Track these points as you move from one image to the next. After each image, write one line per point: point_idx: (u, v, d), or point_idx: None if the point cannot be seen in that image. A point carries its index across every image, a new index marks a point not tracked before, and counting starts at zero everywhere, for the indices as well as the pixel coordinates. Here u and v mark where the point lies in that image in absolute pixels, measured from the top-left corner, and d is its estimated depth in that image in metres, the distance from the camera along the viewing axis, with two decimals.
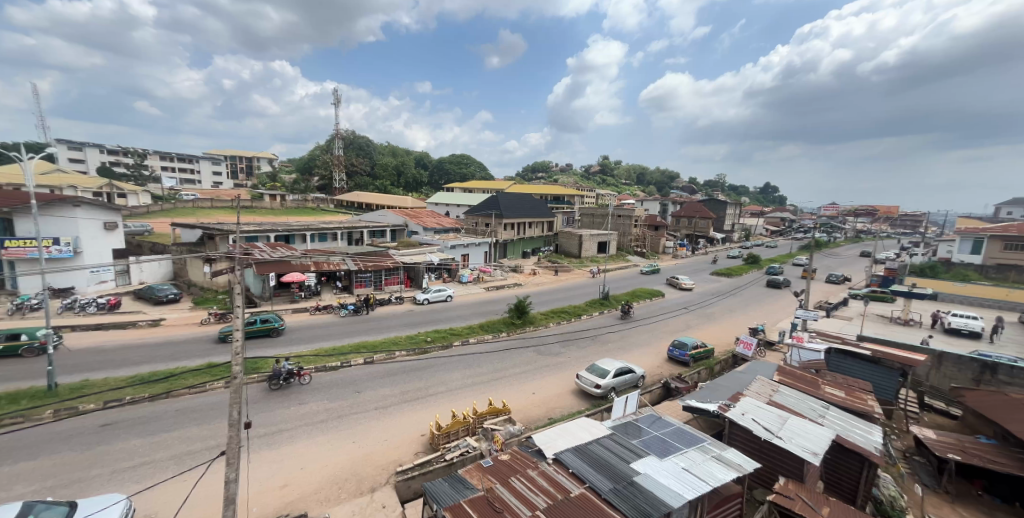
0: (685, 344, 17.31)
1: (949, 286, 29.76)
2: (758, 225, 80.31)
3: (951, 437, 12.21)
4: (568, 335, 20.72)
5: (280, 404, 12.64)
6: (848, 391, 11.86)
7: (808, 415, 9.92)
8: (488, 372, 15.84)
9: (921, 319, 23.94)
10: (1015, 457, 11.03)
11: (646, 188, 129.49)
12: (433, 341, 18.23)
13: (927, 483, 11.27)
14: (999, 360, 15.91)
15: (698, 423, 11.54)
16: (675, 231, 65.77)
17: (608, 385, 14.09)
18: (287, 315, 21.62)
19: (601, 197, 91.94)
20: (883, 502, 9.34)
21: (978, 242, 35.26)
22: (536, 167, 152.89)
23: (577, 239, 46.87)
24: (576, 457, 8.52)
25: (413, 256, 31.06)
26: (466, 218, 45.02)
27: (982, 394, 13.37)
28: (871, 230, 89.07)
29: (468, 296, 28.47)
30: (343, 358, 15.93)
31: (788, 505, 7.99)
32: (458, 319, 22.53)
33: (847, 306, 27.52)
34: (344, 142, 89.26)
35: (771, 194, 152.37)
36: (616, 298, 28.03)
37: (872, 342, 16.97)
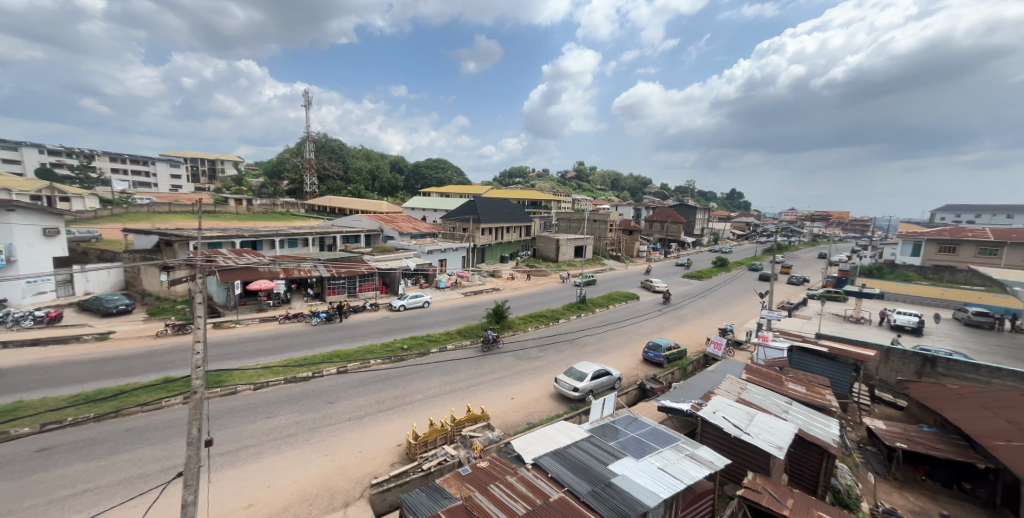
0: (659, 345, 17.80)
1: (894, 286, 31.93)
2: (725, 229, 83.84)
3: (898, 426, 13.11)
4: (546, 339, 20.86)
5: (245, 419, 12.00)
6: (808, 387, 12.52)
7: (773, 411, 10.38)
8: (466, 379, 15.66)
9: (871, 316, 25.69)
10: (954, 443, 12.00)
11: (621, 194, 132.68)
12: (410, 348, 17.86)
13: (878, 470, 12.04)
14: (938, 354, 17.22)
15: (672, 423, 11.84)
16: (648, 235, 67.81)
17: (586, 388, 14.25)
18: (253, 325, 20.62)
19: (578, 202, 93.72)
20: (841, 491, 9.89)
21: (917, 245, 38.25)
22: (513, 173, 153.99)
23: (554, 244, 47.37)
24: (555, 461, 8.56)
25: (389, 261, 30.43)
26: (443, 223, 44.77)
27: (925, 386, 14.48)
28: (826, 234, 94.81)
29: (445, 302, 28.08)
30: (315, 369, 15.38)
31: (757, 500, 8.32)
32: (435, 325, 22.22)
33: (806, 306, 29.15)
34: (315, 145, 86.82)
35: (737, 200, 159.63)
36: (592, 302, 28.48)
37: (830, 340, 18.00)
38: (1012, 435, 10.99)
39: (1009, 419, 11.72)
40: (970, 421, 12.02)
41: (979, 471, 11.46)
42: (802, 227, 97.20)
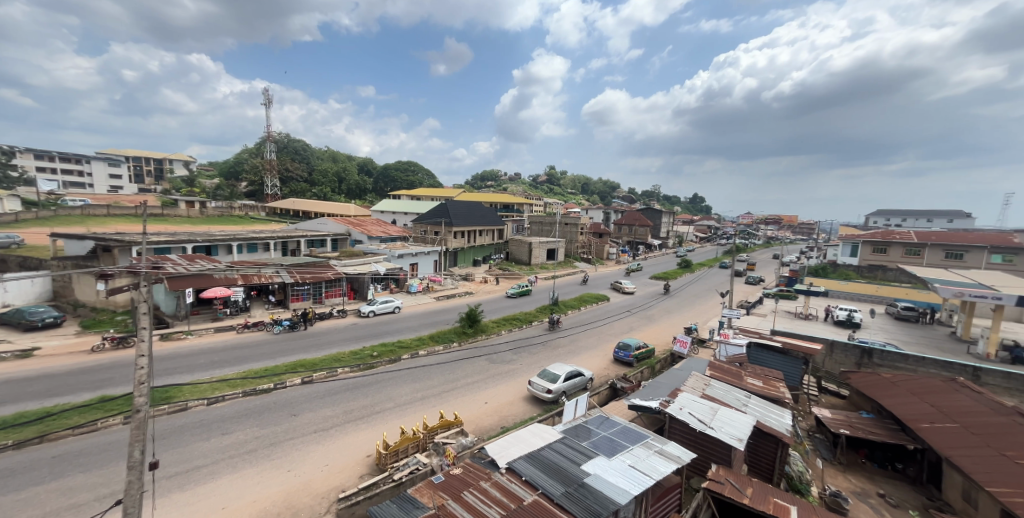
0: (629, 345, 18.32)
1: (837, 284, 34.58)
2: (689, 232, 87.61)
3: (842, 414, 14.22)
4: (519, 342, 20.90)
5: (197, 437, 11.16)
6: (764, 380, 13.31)
7: (734, 405, 10.95)
8: (439, 385, 15.39)
9: (818, 313, 27.78)
10: (889, 428, 13.24)
11: (590, 197, 135.23)
12: (379, 356, 17.32)
13: (826, 456, 12.99)
14: (874, 345, 18.86)
15: (642, 421, 12.18)
16: (618, 238, 69.86)
17: (559, 389, 14.42)
18: (207, 335, 19.28)
19: (550, 206, 95.26)
20: (794, 477, 10.58)
21: (855, 246, 41.99)
22: (485, 176, 153.85)
23: (527, 247, 47.60)
24: (529, 464, 8.58)
25: (357, 266, 29.41)
26: (414, 227, 43.97)
27: (864, 376, 15.82)
28: (779, 236, 101.31)
29: (416, 307, 27.48)
30: (277, 379, 14.58)
31: (720, 491, 8.72)
32: (407, 331, 21.70)
33: (762, 304, 31.05)
34: (277, 145, 82.96)
35: (699, 204, 167.33)
36: (564, 304, 28.87)
37: (783, 336, 19.28)
38: (935, 417, 12.48)
39: (933, 403, 13.18)
40: (902, 408, 13.32)
41: (910, 452, 12.71)
42: (757, 230, 103.49)
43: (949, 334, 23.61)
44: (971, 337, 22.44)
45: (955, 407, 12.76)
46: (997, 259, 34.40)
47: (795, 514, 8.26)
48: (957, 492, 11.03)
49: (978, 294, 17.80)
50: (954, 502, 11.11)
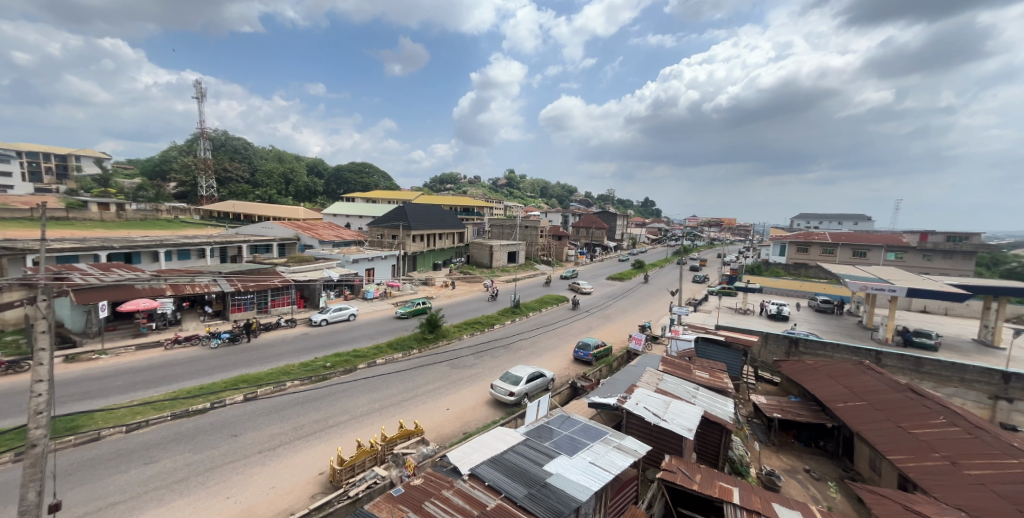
0: (588, 345, 18.85)
1: (770, 281, 38.15)
2: (642, 234, 92.02)
3: (775, 399, 15.62)
4: (481, 345, 20.75)
5: (112, 470, 9.82)
6: (710, 373, 14.26)
7: (684, 397, 11.64)
8: (398, 393, 14.86)
9: (755, 308, 30.39)
10: (812, 410, 14.81)
11: (548, 201, 137.64)
12: (333, 366, 16.41)
13: (762, 438, 14.21)
14: (800, 335, 20.98)
15: (601, 418, 12.56)
16: (576, 240, 71.75)
17: (522, 391, 14.51)
18: (128, 354, 17.06)
19: (510, 209, 95.84)
20: (736, 461, 11.43)
21: (783, 247, 46.48)
22: (444, 179, 151.84)
23: (487, 250, 47.28)
24: (492, 468, 8.52)
25: (308, 272, 27.64)
26: (370, 230, 42.22)
27: (792, 363, 17.54)
28: (719, 237, 109.55)
29: (372, 313, 26.31)
30: (213, 398, 13.29)
31: (672, 479, 9.20)
32: (363, 339, 20.73)
33: (708, 301, 33.37)
34: (211, 143, 76.07)
35: (649, 208, 176.54)
36: (526, 306, 29.07)
37: (725, 330, 20.84)
38: (848, 397, 14.23)
39: (846, 385, 14.99)
40: (822, 391, 14.98)
41: (829, 430, 14.29)
42: (701, 232, 111.03)
43: (857, 323, 26.82)
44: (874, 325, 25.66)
45: (863, 387, 14.62)
46: (891, 257, 40.17)
47: (738, 495, 8.93)
48: (865, 462, 12.63)
49: (878, 287, 20.49)
50: (863, 471, 12.70)
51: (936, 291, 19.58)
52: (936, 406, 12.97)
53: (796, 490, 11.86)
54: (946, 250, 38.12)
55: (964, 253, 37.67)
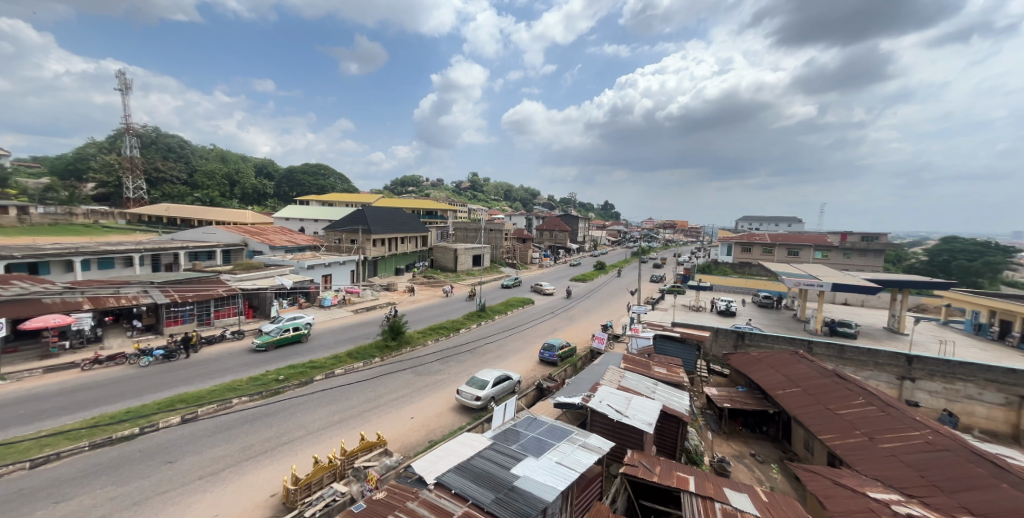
0: (553, 345, 19.17)
1: (719, 279, 40.83)
2: (602, 236, 94.94)
3: (726, 391, 16.73)
4: (446, 351, 20.50)
5: (15, 513, 8.53)
6: (667, 368, 14.98)
7: (644, 392, 12.12)
8: (358, 405, 14.46)
9: (707, 304, 32.36)
10: (755, 399, 16.04)
11: (512, 205, 138.19)
12: (286, 380, 15.56)
13: (713, 428, 15.15)
14: (745, 329, 22.59)
15: (566, 417, 12.79)
16: (540, 242, 72.54)
17: (488, 395, 14.57)
18: (37, 377, 14.98)
19: (474, 212, 95.21)
20: (691, 451, 12.07)
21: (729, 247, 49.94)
22: (406, 182, 148.33)
23: (452, 253, 46.53)
24: (458, 475, 8.34)
25: (258, 280, 25.76)
26: (326, 234, 40.18)
27: (740, 356, 18.87)
28: (673, 239, 115.57)
29: (330, 322, 25.06)
30: (143, 421, 12.02)
31: (635, 473, 9.52)
32: (319, 349, 19.79)
33: (665, 300, 35.10)
34: (140, 140, 69.10)
35: (610, 212, 182.54)
36: (492, 309, 28.95)
37: (681, 327, 22.01)
38: (785, 385, 15.59)
39: (784, 373, 16.40)
40: (765, 380, 16.30)
41: (771, 416, 15.52)
42: (656, 234, 116.46)
43: (793, 316, 29.43)
44: (806, 317, 28.29)
45: (798, 374, 16.06)
46: (819, 255, 44.58)
47: (695, 484, 9.42)
48: (801, 443, 13.91)
49: (809, 283, 22.62)
50: (799, 451, 13.99)
51: (855, 286, 21.95)
52: (856, 388, 14.50)
53: (743, 474, 12.75)
54: (862, 249, 42.91)
55: (875, 251, 42.57)
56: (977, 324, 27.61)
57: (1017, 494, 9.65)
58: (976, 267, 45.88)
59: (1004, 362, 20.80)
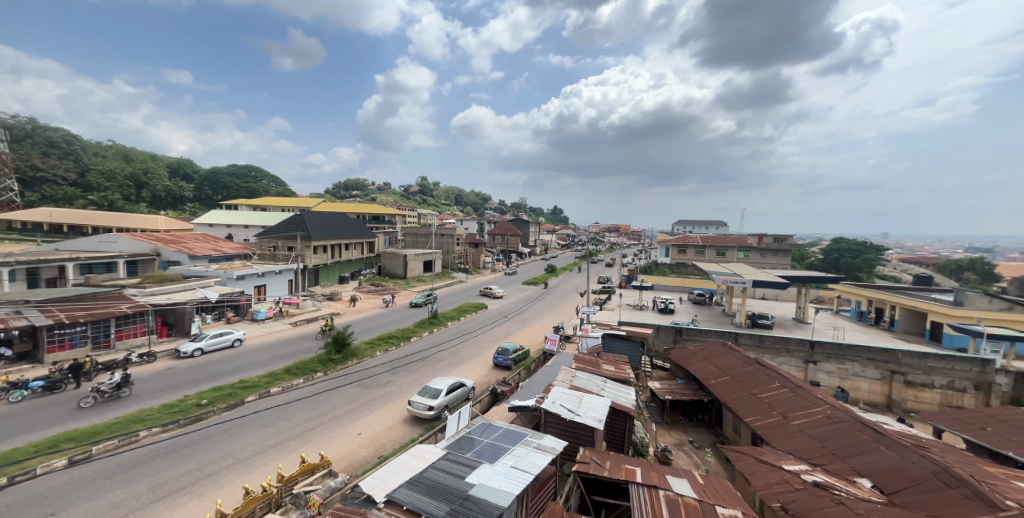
0: (507, 349, 19.33)
1: (658, 278, 43.67)
2: (552, 240, 97.29)
3: (668, 384, 18.00)
4: (396, 361, 19.87)
5: None
6: (615, 365, 15.69)
7: (595, 390, 12.60)
8: (298, 425, 13.55)
9: (649, 304, 34.47)
10: (692, 389, 17.43)
11: (464, 208, 136.49)
12: (210, 404, 14.04)
13: (656, 420, 16.22)
14: (683, 325, 24.32)
15: (521, 420, 12.94)
16: (492, 247, 72.42)
17: (441, 404, 14.37)
18: None
19: (424, 217, 93.00)
20: (638, 443, 12.75)
21: (666, 248, 53.54)
22: (348, 185, 141.05)
23: (401, 260, 44.65)
24: (410, 490, 8.00)
25: (175, 293, 22.97)
26: (259, 242, 36.93)
27: (680, 350, 20.37)
28: (617, 243, 121.29)
29: (264, 337, 23.04)
30: (19, 467, 10.15)
31: (587, 470, 9.82)
32: (253, 367, 18.22)
33: (612, 300, 36.84)
34: (13, 134, 58.62)
35: (559, 216, 187.53)
36: (444, 316, 28.33)
37: (628, 326, 23.22)
38: (716, 374, 17.13)
39: (716, 364, 17.99)
40: (700, 371, 17.79)
41: (706, 405, 16.91)
42: (602, 237, 121.55)
43: (722, 311, 32.32)
44: (733, 312, 31.22)
45: (727, 364, 17.69)
46: (741, 255, 49.39)
47: (641, 475, 9.92)
48: (730, 427, 15.35)
49: (732, 280, 24.97)
50: (728, 435, 15.43)
51: (771, 282, 24.60)
52: (773, 373, 16.24)
53: (682, 461, 13.74)
54: (775, 249, 48.18)
55: (786, 250, 48.04)
56: (860, 311, 32.47)
57: (892, 454, 11.32)
58: (858, 263, 53.89)
59: (882, 343, 24.61)
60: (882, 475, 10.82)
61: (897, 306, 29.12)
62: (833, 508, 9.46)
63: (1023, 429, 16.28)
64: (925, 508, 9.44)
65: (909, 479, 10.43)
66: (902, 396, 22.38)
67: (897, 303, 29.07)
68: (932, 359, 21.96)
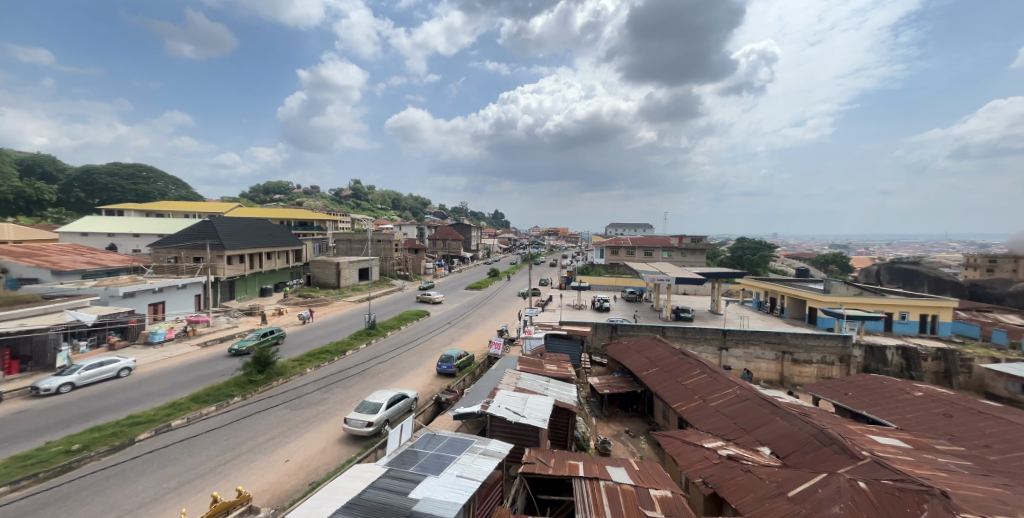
0: (451, 356, 19.03)
1: (596, 278, 45.83)
2: (495, 244, 97.59)
3: (606, 378, 19.01)
4: (330, 377, 18.64)
5: None
6: (557, 364, 16.15)
7: (540, 390, 12.87)
8: (208, 459, 12.06)
9: (587, 303, 36.00)
10: (627, 382, 18.59)
11: (404, 213, 131.72)
12: (84, 449, 11.88)
13: (596, 414, 17.09)
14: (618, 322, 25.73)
15: (466, 428, 12.79)
16: (433, 252, 70.52)
17: (382, 418, 13.73)
18: None
19: (358, 222, 88.23)
20: (580, 439, 13.25)
21: (601, 250, 56.35)
22: (269, 188, 129.36)
23: (334, 268, 41.72)
24: (347, 514, 7.44)
25: (32, 319, 19.17)
26: (154, 253, 32.30)
27: (617, 346, 21.59)
28: (555, 245, 124.95)
29: (167, 362, 20.23)
30: None
31: (533, 470, 9.95)
32: (149, 398, 15.89)
33: (553, 300, 37.91)
34: None
35: (500, 219, 188.83)
36: (382, 326, 27.02)
37: (570, 326, 24.08)
38: (648, 366, 18.42)
39: (648, 356, 19.33)
40: (634, 364, 19.04)
41: (640, 395, 18.11)
42: (542, 241, 124.45)
43: (651, 306, 34.80)
44: (661, 307, 33.75)
45: (657, 356, 19.10)
46: (666, 255, 53.52)
47: (584, 468, 10.26)
48: (660, 414, 16.61)
49: (658, 278, 26.95)
50: (659, 421, 16.68)
51: (691, 279, 26.92)
52: (695, 361, 17.82)
53: (619, 450, 14.57)
54: (693, 248, 52.81)
55: (704, 249, 52.98)
56: (760, 302, 36.85)
57: (785, 423, 12.97)
58: (758, 260, 61.22)
59: (778, 328, 28.17)
60: (778, 442, 12.35)
61: (785, 295, 33.60)
62: (743, 477, 10.62)
63: (874, 391, 19.53)
64: (810, 465, 10.98)
65: (798, 442, 12.01)
66: (791, 372, 25.79)
67: (786, 293, 33.55)
68: (810, 337, 25.67)
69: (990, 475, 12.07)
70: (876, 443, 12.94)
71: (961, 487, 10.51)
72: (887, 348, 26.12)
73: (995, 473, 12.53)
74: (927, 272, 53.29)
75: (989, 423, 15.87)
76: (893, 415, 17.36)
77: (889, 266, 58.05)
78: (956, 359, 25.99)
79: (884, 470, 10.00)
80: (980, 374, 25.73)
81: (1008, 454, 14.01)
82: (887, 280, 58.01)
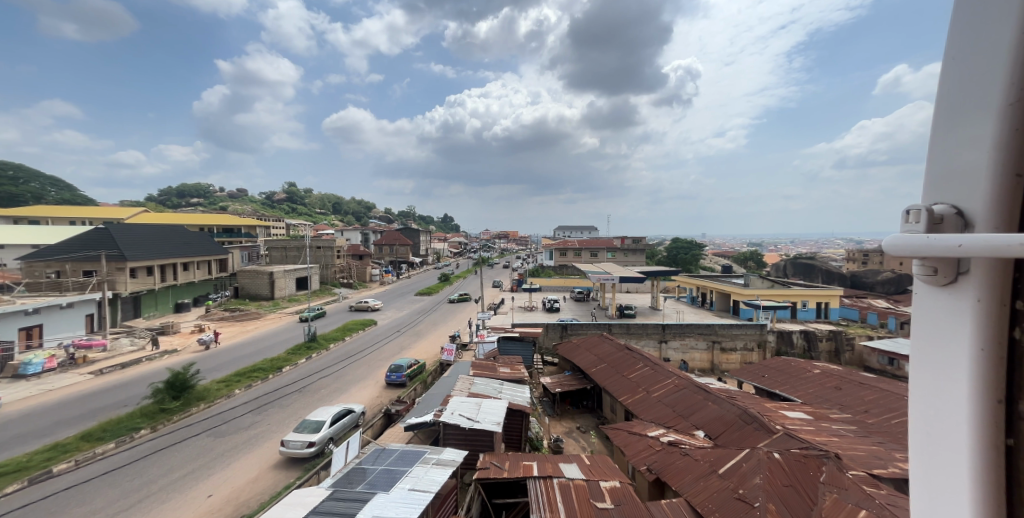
0: (400, 366, 18.49)
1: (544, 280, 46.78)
2: (444, 248, 96.36)
3: (557, 377, 19.42)
4: (263, 397, 17.32)
5: None
6: (510, 366, 16.25)
7: (492, 394, 12.85)
8: (106, 507, 10.67)
9: (536, 304, 36.58)
10: (577, 379, 19.19)
11: (346, 218, 126.11)
12: None
13: (548, 413, 17.48)
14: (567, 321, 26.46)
15: (418, 439, 12.48)
16: (380, 258, 68.17)
17: (325, 437, 12.95)
18: None
19: (295, 228, 83.14)
20: (534, 439, 13.41)
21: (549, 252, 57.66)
22: (186, 190, 117.92)
23: (266, 278, 38.82)
24: None
25: None
26: (28, 267, 28.07)
27: (568, 345, 22.15)
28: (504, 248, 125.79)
29: (48, 396, 17.58)
30: None
31: (488, 475, 9.90)
32: (26, 441, 13.85)
33: (503, 303, 38.11)
34: None
35: (449, 222, 186.85)
36: (324, 337, 25.64)
37: (520, 327, 24.35)
38: (596, 363, 19.08)
39: (596, 354, 20.00)
40: (583, 362, 19.64)
41: (589, 391, 18.73)
42: (490, 245, 124.81)
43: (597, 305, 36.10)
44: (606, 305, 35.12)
45: (604, 353, 19.83)
46: (610, 255, 55.79)
47: (537, 469, 10.37)
48: (608, 408, 17.27)
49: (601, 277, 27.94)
50: (607, 415, 17.34)
51: (632, 277, 28.31)
52: (639, 356, 18.67)
53: (571, 446, 15.02)
54: (634, 248, 55.64)
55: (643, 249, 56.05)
56: (693, 297, 39.53)
57: (716, 406, 13.97)
58: (690, 258, 65.76)
59: (709, 320, 30.44)
60: (711, 424, 13.33)
61: (713, 289, 36.41)
62: (681, 460, 11.31)
63: (785, 371, 21.66)
64: (736, 443, 11.96)
65: (727, 424, 12.99)
66: (720, 360, 27.97)
67: (715, 288, 36.30)
68: (734, 327, 28.01)
69: (869, 436, 13.94)
70: (786, 417, 14.39)
71: (849, 448, 12.03)
72: (793, 332, 29.25)
73: (874, 434, 14.48)
74: (822, 265, 60.38)
75: (869, 391, 18.08)
76: (799, 391, 19.42)
77: (793, 261, 65.03)
78: (843, 338, 29.52)
79: (793, 440, 11.17)
80: (860, 351, 29.14)
81: (883, 416, 16.16)
82: (793, 274, 64.84)
